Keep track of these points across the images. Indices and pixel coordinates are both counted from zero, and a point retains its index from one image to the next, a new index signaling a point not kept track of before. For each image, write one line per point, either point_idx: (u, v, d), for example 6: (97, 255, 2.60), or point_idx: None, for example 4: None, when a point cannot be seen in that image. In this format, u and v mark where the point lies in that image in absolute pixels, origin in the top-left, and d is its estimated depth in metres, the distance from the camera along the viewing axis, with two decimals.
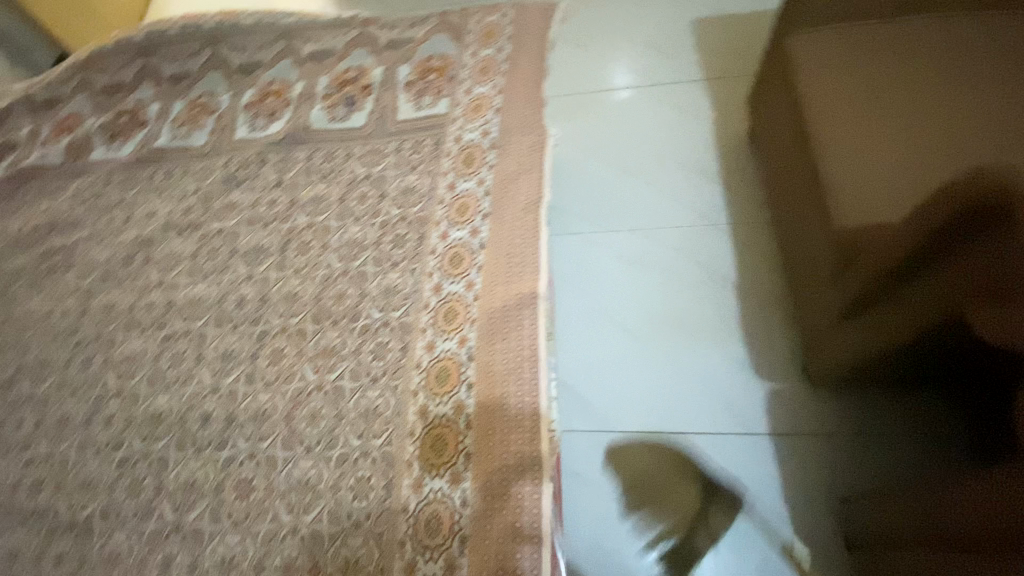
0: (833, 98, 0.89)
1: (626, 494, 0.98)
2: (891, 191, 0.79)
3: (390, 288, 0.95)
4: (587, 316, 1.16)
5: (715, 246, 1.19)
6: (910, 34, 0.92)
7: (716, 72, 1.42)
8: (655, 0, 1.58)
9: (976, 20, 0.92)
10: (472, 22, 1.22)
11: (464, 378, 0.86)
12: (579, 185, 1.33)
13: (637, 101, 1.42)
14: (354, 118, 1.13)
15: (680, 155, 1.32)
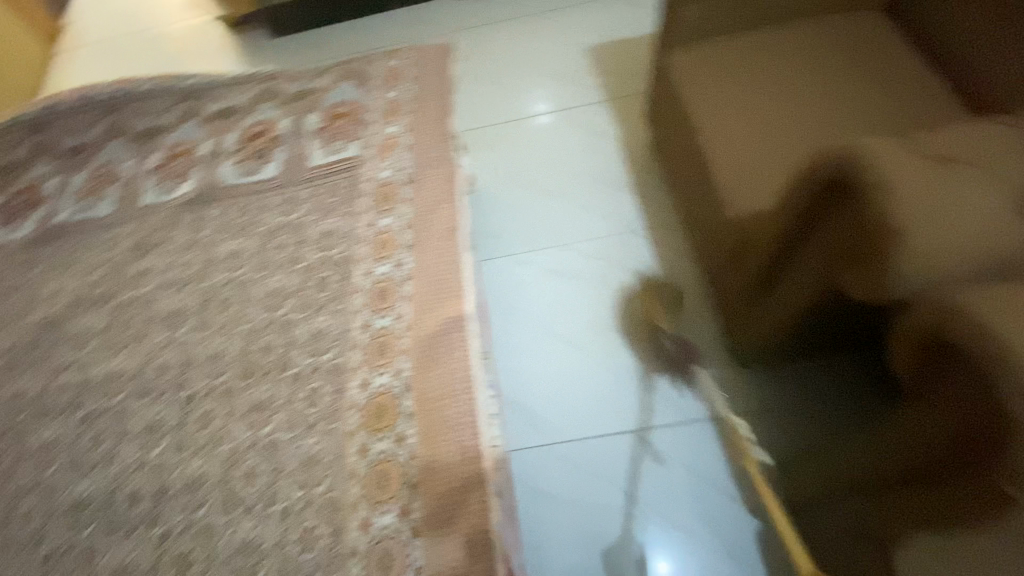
0: (718, 117, 1.20)
1: (569, 493, 1.29)
2: (764, 182, 1.09)
3: (318, 332, 0.97)
4: (532, 329, 1.52)
5: (627, 255, 1.60)
6: (764, 60, 1.25)
7: (592, 120, 1.85)
8: (547, 51, 2.02)
9: (803, 42, 1.26)
10: (375, 68, 1.28)
11: (402, 410, 0.87)
12: (513, 225, 1.71)
13: (548, 137, 1.85)
14: (266, 169, 1.18)
15: (585, 192, 1.73)
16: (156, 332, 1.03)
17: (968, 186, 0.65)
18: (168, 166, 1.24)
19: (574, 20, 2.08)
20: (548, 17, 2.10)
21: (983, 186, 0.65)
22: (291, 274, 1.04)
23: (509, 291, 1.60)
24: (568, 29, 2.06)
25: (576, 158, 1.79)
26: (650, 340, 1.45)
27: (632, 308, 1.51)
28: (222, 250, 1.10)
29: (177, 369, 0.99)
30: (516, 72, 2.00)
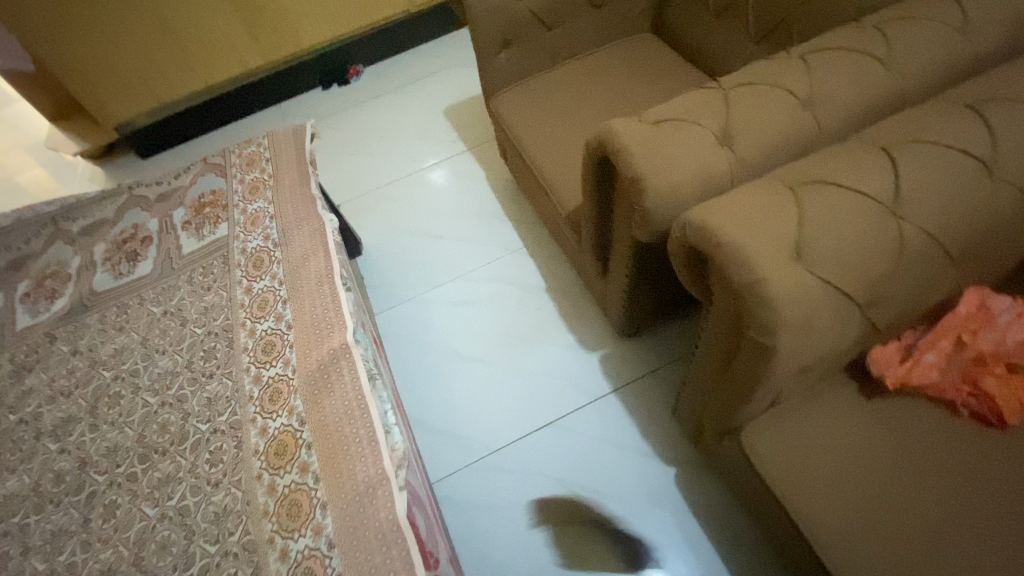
0: (534, 135, 1.45)
1: (502, 496, 1.39)
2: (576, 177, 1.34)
3: (211, 398, 1.02)
4: (441, 357, 1.64)
5: (514, 270, 1.77)
6: (560, 82, 1.53)
7: (460, 168, 2.07)
8: (407, 115, 2.25)
9: (586, 62, 1.55)
10: (233, 157, 1.40)
11: (301, 441, 0.93)
12: (405, 270, 1.85)
13: (422, 188, 2.04)
14: (140, 268, 1.25)
15: (464, 226, 1.91)
16: (47, 445, 1.04)
17: (679, 134, 0.86)
18: (40, 288, 1.27)
19: (425, 86, 2.32)
20: (401, 89, 2.33)
21: (690, 125, 0.87)
22: (178, 354, 1.10)
23: (417, 333, 1.71)
24: (420, 96, 2.29)
25: (452, 200, 1.99)
26: (552, 340, 1.61)
27: (530, 317, 1.67)
28: (105, 350, 1.14)
29: (74, 473, 1.00)
30: (383, 142, 2.19)
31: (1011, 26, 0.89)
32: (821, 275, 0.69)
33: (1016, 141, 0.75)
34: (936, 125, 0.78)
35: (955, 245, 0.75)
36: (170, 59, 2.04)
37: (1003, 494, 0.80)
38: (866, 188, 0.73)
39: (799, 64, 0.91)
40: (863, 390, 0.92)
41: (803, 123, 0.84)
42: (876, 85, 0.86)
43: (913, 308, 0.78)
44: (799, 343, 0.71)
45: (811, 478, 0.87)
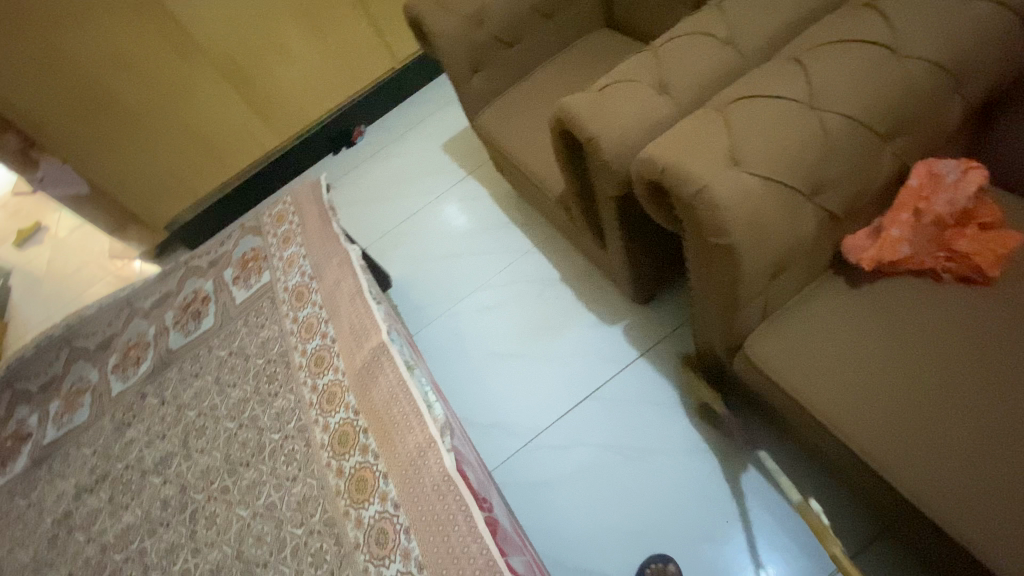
0: (516, 141, 1.61)
1: (554, 473, 1.46)
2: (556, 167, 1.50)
3: (279, 412, 1.18)
4: (475, 358, 1.76)
5: (528, 269, 1.89)
6: (531, 90, 1.70)
7: (463, 192, 2.24)
8: (408, 157, 2.46)
9: (551, 68, 1.72)
10: (266, 218, 1.61)
11: (359, 429, 1.07)
12: (427, 290, 2.01)
13: (431, 217, 2.23)
14: (203, 322, 1.45)
15: (476, 240, 2.06)
16: (153, 479, 1.21)
17: (622, 95, 1.00)
18: (125, 359, 1.47)
19: (420, 128, 2.53)
20: (399, 136, 2.56)
21: (630, 86, 1.00)
22: (246, 384, 1.27)
23: (452, 344, 1.82)
24: (418, 137, 2.51)
25: (460, 221, 2.15)
26: (576, 322, 1.70)
27: (553, 307, 1.76)
28: (187, 395, 1.32)
29: (177, 497, 1.16)
30: (392, 186, 2.40)
31: None
32: (757, 172, 0.80)
33: (916, 22, 0.84)
34: (843, 28, 0.87)
35: (885, 125, 0.82)
36: (199, 156, 2.34)
37: (1000, 341, 0.84)
38: (784, 94, 0.84)
39: (718, 11, 1.03)
40: (850, 280, 0.98)
41: (727, 59, 0.96)
42: (788, 10, 0.97)
43: (863, 189, 0.86)
44: (756, 238, 0.80)
45: (815, 368, 0.92)
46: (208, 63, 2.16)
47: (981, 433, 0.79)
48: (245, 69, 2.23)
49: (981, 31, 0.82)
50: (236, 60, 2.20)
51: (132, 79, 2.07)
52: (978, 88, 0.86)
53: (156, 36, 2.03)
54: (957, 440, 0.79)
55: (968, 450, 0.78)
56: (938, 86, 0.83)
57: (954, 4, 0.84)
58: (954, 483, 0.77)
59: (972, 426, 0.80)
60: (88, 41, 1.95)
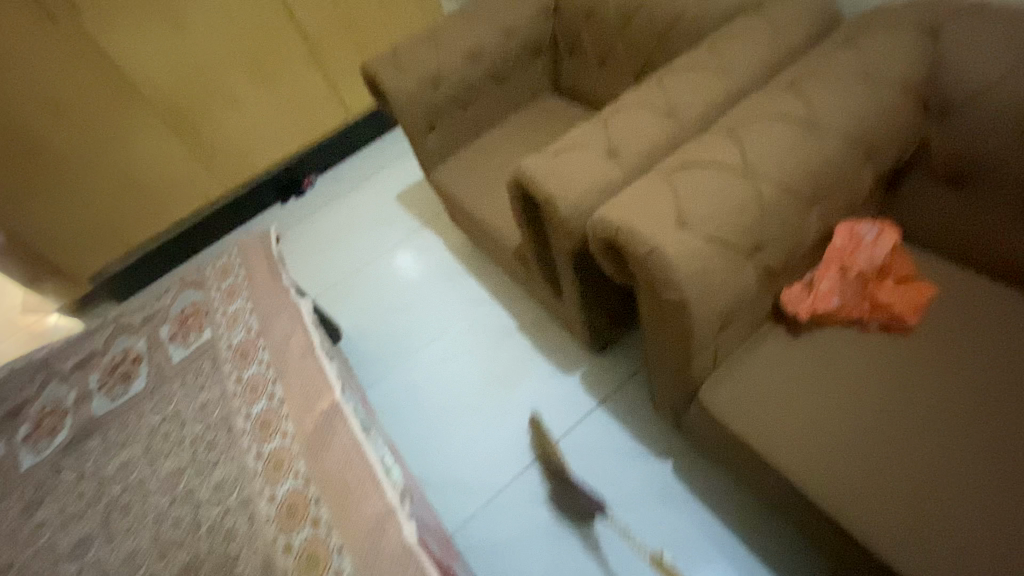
0: (472, 195, 1.66)
1: (515, 531, 1.41)
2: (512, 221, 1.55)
3: (219, 483, 1.08)
4: (431, 412, 1.71)
5: (485, 318, 1.89)
6: (486, 148, 1.78)
7: (418, 242, 2.24)
8: (362, 207, 2.45)
9: (506, 129, 1.81)
10: (208, 271, 1.54)
11: (310, 499, 1.00)
12: (381, 342, 1.96)
13: (386, 268, 2.19)
14: (134, 385, 1.33)
15: (432, 291, 2.05)
16: (66, 568, 1.07)
17: (576, 159, 1.06)
18: (38, 428, 1.31)
19: (373, 179, 2.54)
20: (352, 186, 2.55)
21: (583, 150, 1.07)
22: (181, 453, 1.16)
23: (407, 399, 1.77)
24: (371, 187, 2.51)
25: (415, 272, 2.14)
26: (533, 372, 1.70)
27: (509, 357, 1.76)
28: (111, 467, 1.19)
29: None
30: (345, 236, 2.37)
31: (810, 23, 1.13)
32: (703, 233, 0.86)
33: (829, 102, 0.95)
34: (767, 105, 0.98)
35: (810, 191, 0.91)
36: (137, 204, 2.23)
37: (926, 382, 0.92)
38: (722, 161, 0.91)
39: (658, 85, 1.13)
40: (790, 330, 1.05)
41: (669, 128, 1.05)
42: (720, 86, 1.08)
43: (795, 247, 0.94)
44: (705, 293, 0.86)
45: (766, 415, 0.96)
46: (152, 111, 2.10)
47: (920, 471, 0.84)
48: (191, 117, 2.19)
49: (882, 112, 0.94)
50: (182, 109, 2.15)
51: (65, 126, 1.97)
52: (885, 158, 0.97)
53: (96, 84, 1.96)
54: (898, 479, 0.84)
55: (909, 492, 0.83)
56: (851, 157, 0.94)
57: (858, 87, 0.96)
58: (901, 522, 0.81)
59: (911, 465, 0.85)
60: (19, 86, 1.86)
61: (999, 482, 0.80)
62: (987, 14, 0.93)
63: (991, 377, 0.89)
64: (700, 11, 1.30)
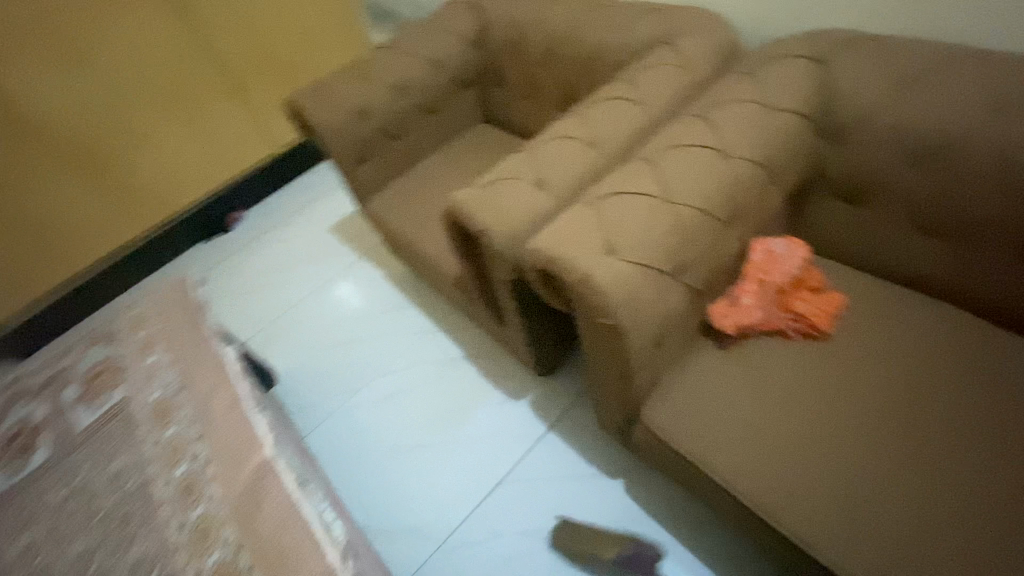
0: (409, 226, 1.64)
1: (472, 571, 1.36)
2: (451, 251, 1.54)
3: (137, 561, 0.98)
4: (377, 453, 1.64)
5: (429, 350, 1.85)
6: (421, 179, 1.77)
7: (356, 276, 2.17)
8: (294, 243, 2.35)
9: (439, 158, 1.82)
10: (119, 324, 1.41)
11: (242, 569, 0.91)
12: (320, 383, 1.86)
13: (322, 304, 2.11)
14: (33, 458, 1.18)
15: (372, 325, 1.98)
16: None
17: (506, 190, 1.07)
18: None
19: (304, 213, 2.45)
20: (283, 222, 2.45)
21: (513, 181, 1.08)
22: (92, 531, 1.04)
23: (351, 442, 1.68)
24: (303, 222, 2.42)
25: (354, 306, 2.06)
26: (481, 402, 1.67)
27: (456, 388, 1.72)
28: (5, 557, 1.04)
29: None
30: (277, 274, 2.26)
31: (715, 56, 1.21)
32: (631, 258, 0.88)
33: (736, 129, 1.02)
34: (682, 134, 1.04)
35: (726, 213, 0.97)
36: (37, 252, 2.02)
37: (845, 385, 0.98)
38: (644, 188, 0.95)
39: (581, 116, 1.17)
40: (720, 344, 1.09)
41: (594, 157, 1.09)
42: (638, 116, 1.13)
43: (718, 266, 0.99)
44: (638, 317, 0.88)
45: (705, 429, 1.00)
46: (52, 151, 1.93)
47: (846, 470, 0.89)
48: (100, 155, 2.03)
49: (783, 137, 1.02)
50: (89, 147, 2.00)
51: None
52: (790, 179, 1.05)
53: None
54: (828, 481, 0.89)
55: (837, 492, 0.88)
56: (760, 179, 1.00)
57: (762, 114, 1.04)
58: (833, 523, 0.85)
59: (839, 466, 0.90)
60: None
61: (914, 474, 0.87)
62: (864, 48, 1.04)
63: (899, 375, 0.97)
64: (616, 44, 1.37)
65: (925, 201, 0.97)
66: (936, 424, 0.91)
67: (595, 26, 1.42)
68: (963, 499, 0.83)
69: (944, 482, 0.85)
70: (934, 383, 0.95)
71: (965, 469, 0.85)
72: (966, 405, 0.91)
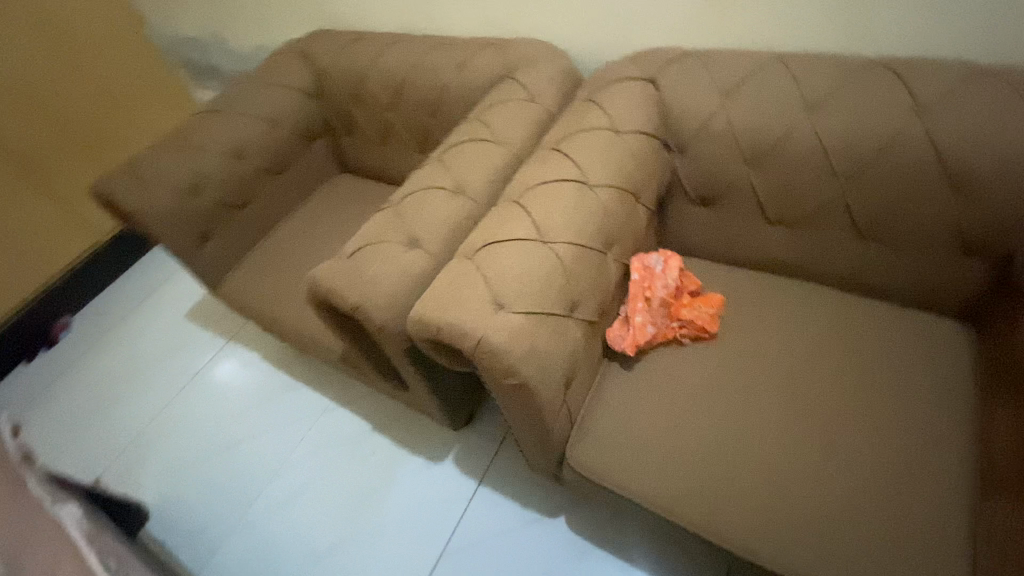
0: (276, 303, 1.48)
1: None
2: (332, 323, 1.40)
3: None
4: (293, 566, 1.43)
5: (330, 431, 1.66)
6: (282, 247, 1.61)
7: (226, 367, 1.89)
8: (140, 344, 2.00)
9: (299, 222, 1.67)
10: None
11: None
12: (205, 504, 1.58)
13: (188, 409, 1.80)
14: None
15: (256, 419, 1.73)
16: None
17: (376, 256, 0.98)
18: None
19: (149, 306, 2.11)
20: (123, 322, 2.08)
21: (383, 245, 0.99)
22: None
23: (259, 565, 1.45)
24: (150, 316, 2.07)
25: (229, 403, 1.79)
26: (400, 473, 1.53)
27: (369, 466, 1.57)
28: None
29: None
30: (125, 386, 1.89)
31: (558, 85, 1.24)
32: (522, 308, 0.85)
33: (594, 157, 1.04)
34: (544, 169, 1.03)
35: (602, 241, 0.98)
36: None
37: (744, 379, 1.03)
38: (520, 232, 0.92)
39: (441, 163, 1.12)
40: (625, 365, 1.10)
41: (463, 206, 1.04)
42: (497, 156, 1.11)
43: (606, 294, 0.99)
44: (543, 369, 0.85)
45: (632, 458, 0.99)
46: None
47: (765, 465, 0.93)
48: None
49: (636, 157, 1.06)
50: None
51: None
52: (651, 195, 1.10)
53: None
54: (753, 480, 0.92)
55: (760, 488, 0.91)
56: (625, 202, 1.03)
57: (613, 139, 1.07)
58: (766, 523, 0.88)
59: (756, 461, 0.93)
60: None
61: (820, 451, 0.92)
62: (686, 64, 1.11)
63: (786, 359, 1.04)
64: (460, 83, 1.35)
65: (769, 195, 1.07)
66: (827, 399, 0.97)
67: (436, 65, 1.39)
68: (864, 464, 0.90)
69: (846, 453, 0.91)
70: (813, 358, 1.03)
71: (859, 435, 0.93)
72: (846, 373, 1.00)
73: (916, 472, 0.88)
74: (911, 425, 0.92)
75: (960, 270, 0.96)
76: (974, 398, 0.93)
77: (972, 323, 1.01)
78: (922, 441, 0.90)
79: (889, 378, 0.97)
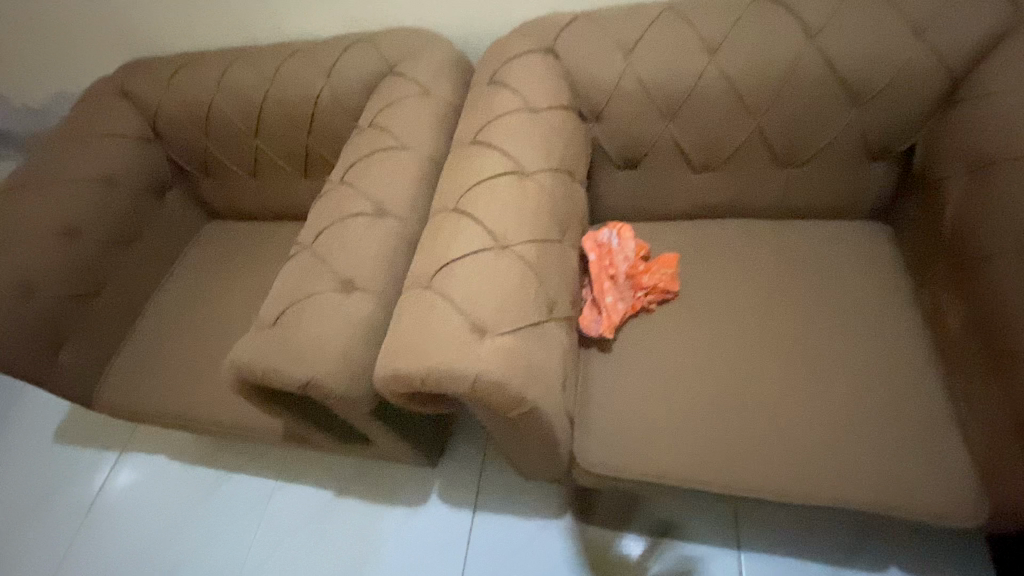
0: (182, 396, 1.23)
1: None
2: None
3: None
4: None
5: (286, 515, 1.43)
6: (168, 328, 1.34)
7: (125, 489, 1.54)
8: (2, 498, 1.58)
9: (179, 292, 1.39)
10: None
11: None
12: None
13: (96, 555, 1.45)
14: None
15: (189, 535, 1.44)
16: None
17: (310, 314, 0.83)
18: None
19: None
20: None
21: (314, 300, 0.84)
22: None
23: None
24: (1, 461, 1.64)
25: (146, 528, 1.47)
26: (386, 532, 1.37)
27: (347, 535, 1.38)
28: None
29: None
30: None
31: (450, 72, 1.12)
32: (504, 328, 0.76)
33: (520, 142, 0.95)
34: (471, 167, 0.93)
35: (556, 231, 0.91)
36: None
37: (719, 328, 1.03)
38: (471, 245, 0.82)
39: (348, 186, 0.97)
40: (603, 348, 1.06)
41: (392, 229, 0.91)
42: (411, 165, 0.98)
43: (573, 284, 0.93)
44: (545, 385, 0.77)
45: (642, 441, 0.95)
46: None
47: (766, 405, 0.94)
48: None
49: (560, 135, 1.00)
50: None
51: None
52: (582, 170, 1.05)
53: None
54: (761, 424, 0.92)
55: (769, 429, 0.92)
56: (564, 184, 0.97)
57: (532, 120, 0.99)
58: (786, 462, 0.89)
59: (756, 404, 0.94)
60: None
61: (806, 376, 0.95)
62: (580, 28, 1.06)
63: (749, 297, 1.06)
64: (335, 90, 1.18)
65: (692, 145, 1.07)
66: (795, 324, 1.01)
67: (300, 76, 1.20)
68: (846, 375, 0.95)
69: (827, 370, 0.95)
70: (770, 290, 1.06)
71: (833, 349, 0.97)
72: (801, 295, 1.04)
73: (888, 367, 0.94)
74: (870, 327, 0.99)
75: (870, 177, 1.04)
76: (910, 286, 1.02)
77: (885, 219, 1.10)
78: (883, 338, 0.97)
79: (838, 289, 1.03)
